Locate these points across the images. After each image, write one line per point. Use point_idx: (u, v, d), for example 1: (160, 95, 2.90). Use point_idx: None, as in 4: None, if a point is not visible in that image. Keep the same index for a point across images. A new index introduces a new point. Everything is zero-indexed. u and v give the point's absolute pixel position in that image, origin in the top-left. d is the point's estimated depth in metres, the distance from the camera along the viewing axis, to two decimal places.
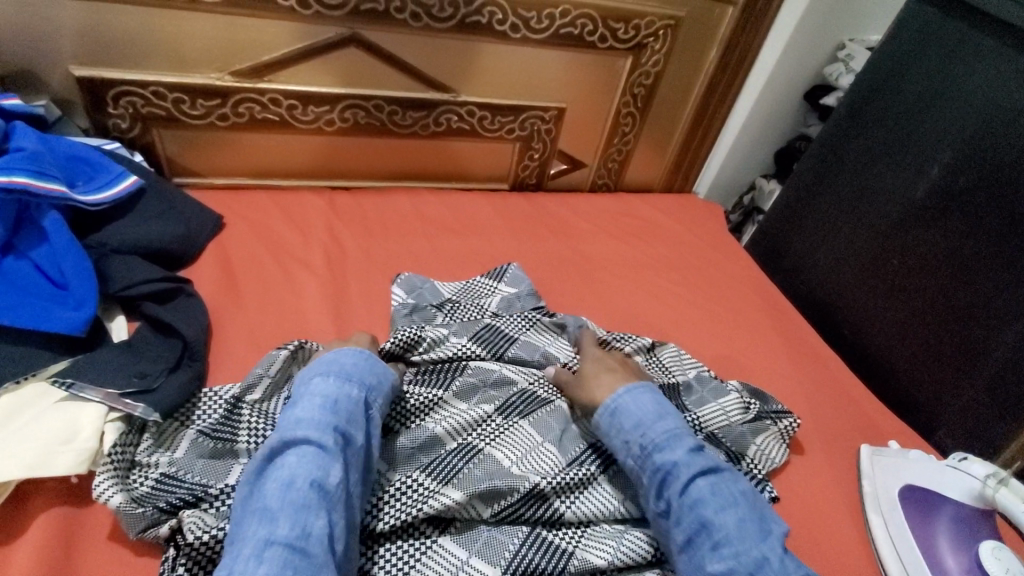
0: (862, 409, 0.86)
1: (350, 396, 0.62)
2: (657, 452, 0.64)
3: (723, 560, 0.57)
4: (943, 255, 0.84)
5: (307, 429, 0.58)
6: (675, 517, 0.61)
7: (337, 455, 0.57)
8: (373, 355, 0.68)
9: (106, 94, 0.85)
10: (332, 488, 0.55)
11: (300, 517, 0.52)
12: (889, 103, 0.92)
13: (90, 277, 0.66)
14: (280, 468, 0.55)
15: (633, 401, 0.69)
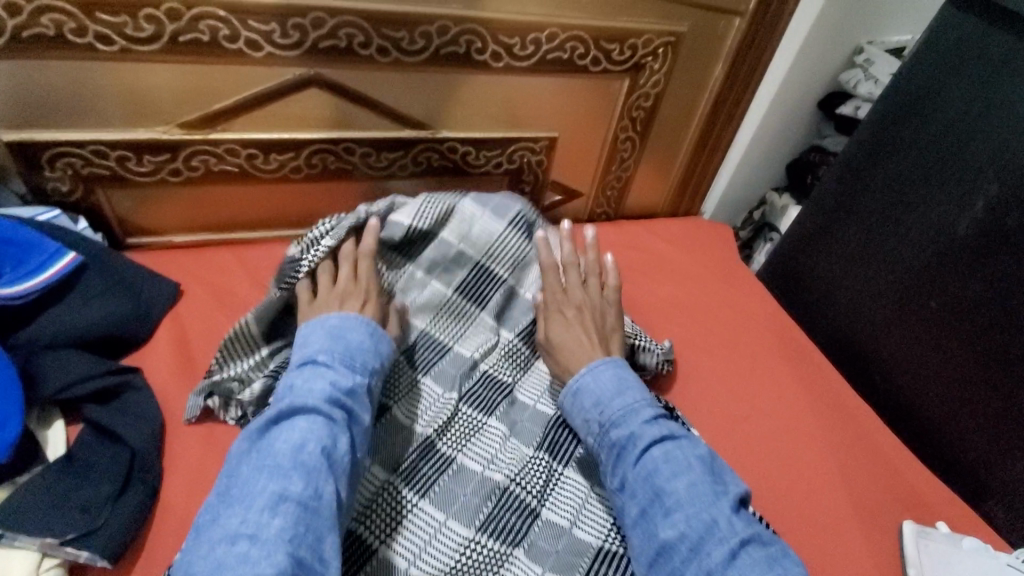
0: (902, 475, 0.77)
1: (356, 381, 0.63)
2: (614, 427, 0.68)
3: (675, 525, 0.59)
4: (993, 302, 0.73)
5: (315, 400, 0.58)
6: (631, 488, 0.63)
7: (344, 426, 0.58)
8: (376, 327, 0.69)
9: (40, 157, 0.76)
10: (336, 460, 0.55)
11: (314, 477, 0.53)
12: (925, 123, 0.81)
13: (13, 392, 0.58)
14: (283, 434, 0.56)
15: (593, 380, 0.72)
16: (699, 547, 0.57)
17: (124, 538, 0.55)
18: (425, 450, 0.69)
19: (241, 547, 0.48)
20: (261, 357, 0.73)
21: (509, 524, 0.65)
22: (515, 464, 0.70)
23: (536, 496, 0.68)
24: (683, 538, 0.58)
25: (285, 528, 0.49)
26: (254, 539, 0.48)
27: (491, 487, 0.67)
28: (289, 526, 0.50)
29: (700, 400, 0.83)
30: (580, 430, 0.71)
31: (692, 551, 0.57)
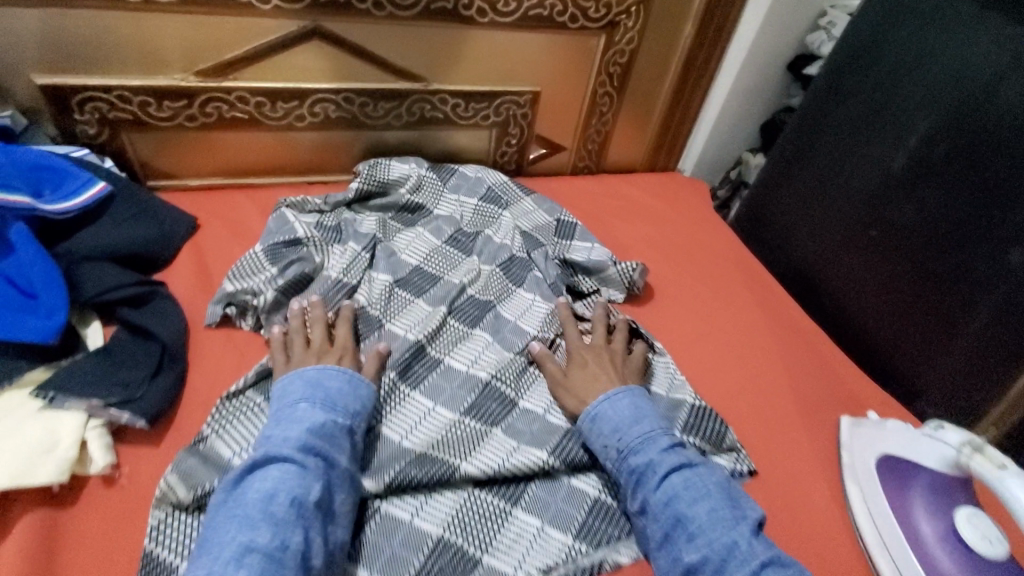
0: (844, 383, 0.86)
1: (335, 424, 0.63)
2: (633, 455, 0.65)
3: (698, 548, 0.58)
4: (923, 224, 0.82)
5: (290, 449, 0.58)
6: (651, 513, 0.62)
7: (318, 474, 0.57)
8: (355, 373, 0.69)
9: (71, 100, 0.85)
10: (311, 507, 0.55)
11: (281, 529, 0.52)
12: (869, 70, 0.89)
13: (59, 285, 0.67)
14: (256, 485, 0.56)
15: (610, 408, 0.70)
16: (723, 571, 0.56)
17: (159, 408, 0.64)
18: (414, 350, 0.78)
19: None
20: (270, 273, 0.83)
21: (489, 408, 0.74)
22: (497, 362, 0.80)
23: (517, 389, 0.77)
24: (706, 561, 0.57)
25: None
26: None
27: (477, 383, 0.77)
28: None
29: (666, 325, 0.93)
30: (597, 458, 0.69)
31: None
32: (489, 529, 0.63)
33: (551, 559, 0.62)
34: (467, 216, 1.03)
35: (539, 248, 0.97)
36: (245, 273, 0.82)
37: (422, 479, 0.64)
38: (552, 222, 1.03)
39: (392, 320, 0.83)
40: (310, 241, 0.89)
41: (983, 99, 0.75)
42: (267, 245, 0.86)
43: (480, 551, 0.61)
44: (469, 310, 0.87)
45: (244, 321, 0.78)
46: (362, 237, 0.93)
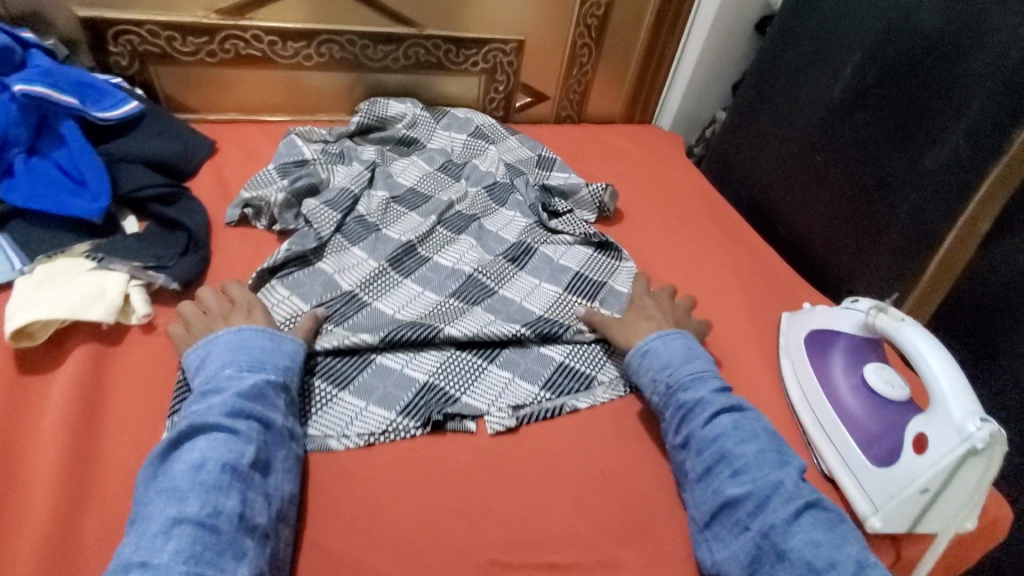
0: (788, 289, 0.97)
1: (267, 383, 0.61)
2: (681, 390, 0.68)
3: (742, 484, 0.59)
4: (856, 145, 0.93)
5: (216, 415, 0.56)
6: (695, 447, 0.64)
7: (250, 438, 0.56)
8: (278, 332, 0.67)
9: (107, 33, 0.96)
10: (245, 469, 0.54)
11: (212, 494, 0.51)
12: (814, 12, 1.00)
13: (103, 174, 0.78)
14: (189, 452, 0.54)
15: (663, 345, 0.73)
16: (766, 505, 0.58)
17: (190, 278, 0.76)
18: (407, 247, 0.89)
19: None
20: (280, 182, 0.94)
21: (471, 294, 0.85)
22: (479, 259, 0.91)
23: (496, 281, 0.88)
24: (749, 495, 0.58)
25: (179, 552, 0.47)
26: (147, 566, 0.46)
27: (461, 275, 0.88)
28: (185, 546, 0.48)
29: (634, 241, 1.04)
30: (642, 391, 0.72)
31: (758, 510, 0.58)
32: (467, 378, 0.74)
33: (520, 401, 0.72)
34: (458, 150, 1.14)
35: (521, 177, 1.08)
36: (260, 183, 0.93)
37: (410, 336, 0.74)
38: (534, 156, 1.14)
39: (388, 226, 0.93)
40: (315, 161, 1.00)
41: (900, 27, 0.85)
42: (278, 163, 0.97)
43: (459, 393, 0.72)
44: (456, 221, 0.98)
45: (259, 222, 0.89)
46: (362, 161, 1.04)
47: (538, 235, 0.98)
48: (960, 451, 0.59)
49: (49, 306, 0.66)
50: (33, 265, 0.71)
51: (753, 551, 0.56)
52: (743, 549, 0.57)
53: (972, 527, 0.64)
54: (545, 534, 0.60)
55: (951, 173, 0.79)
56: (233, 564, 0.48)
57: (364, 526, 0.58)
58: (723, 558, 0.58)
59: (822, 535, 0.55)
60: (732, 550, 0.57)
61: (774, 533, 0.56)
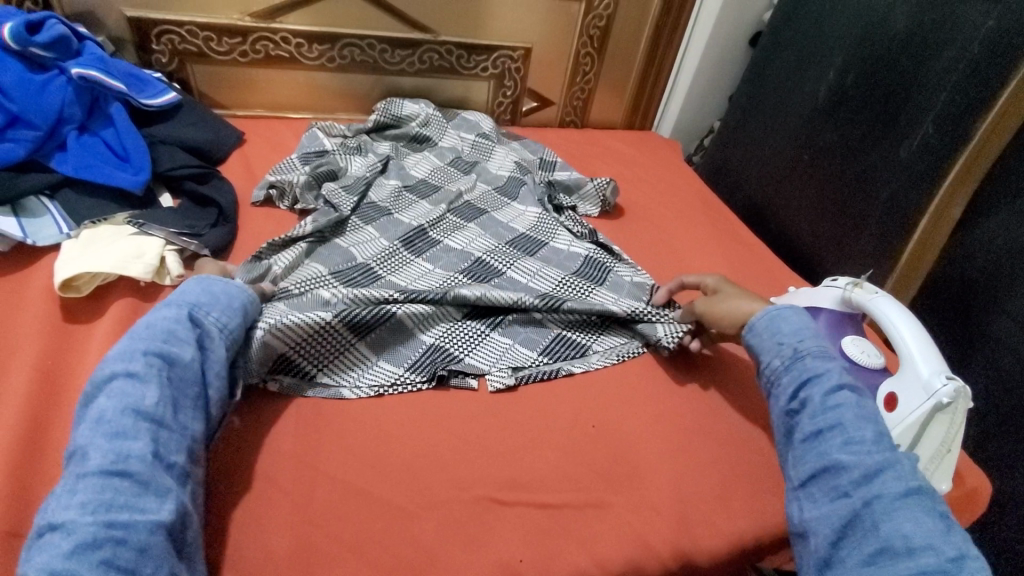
0: (777, 277, 1.03)
1: (171, 320, 0.59)
2: (810, 357, 0.64)
3: (853, 453, 0.56)
4: (839, 141, 0.99)
5: (114, 364, 0.54)
6: (809, 411, 0.60)
7: (150, 377, 0.53)
8: (206, 278, 0.66)
9: (151, 32, 1.06)
10: (152, 410, 0.52)
11: (117, 441, 0.49)
12: (800, 21, 1.08)
13: (144, 152, 0.86)
14: (92, 407, 0.52)
15: (795, 315, 0.68)
16: (875, 477, 0.54)
17: (222, 245, 0.84)
18: (418, 230, 0.95)
19: (44, 536, 0.44)
20: (301, 168, 1.02)
21: (477, 273, 0.90)
22: (487, 245, 0.96)
23: (504, 263, 0.93)
24: (858, 465, 0.55)
25: (87, 503, 0.45)
26: (55, 525, 0.44)
27: (469, 256, 0.93)
28: (93, 497, 0.45)
29: (632, 232, 1.10)
30: (761, 354, 0.68)
31: (863, 480, 0.54)
32: (470, 341, 0.79)
33: (519, 364, 0.77)
34: (467, 146, 1.21)
35: (528, 174, 1.14)
36: (284, 169, 1.01)
37: (426, 296, 0.79)
38: (537, 159, 1.20)
39: (399, 212, 0.99)
40: (334, 152, 1.07)
41: (875, 33, 0.93)
42: (300, 152, 1.05)
43: (462, 353, 0.77)
44: (464, 210, 1.04)
45: (283, 203, 0.97)
46: (376, 154, 1.12)
47: (543, 223, 1.04)
48: (927, 406, 0.63)
49: (95, 261, 0.73)
50: (80, 229, 0.78)
51: (849, 516, 0.53)
52: (837, 513, 0.54)
53: (949, 489, 0.66)
54: (539, 476, 0.65)
55: (927, 157, 0.86)
56: (155, 504, 0.47)
57: (372, 462, 0.63)
58: (812, 518, 0.56)
59: (928, 518, 0.51)
60: (824, 512, 0.55)
61: (877, 504, 0.52)
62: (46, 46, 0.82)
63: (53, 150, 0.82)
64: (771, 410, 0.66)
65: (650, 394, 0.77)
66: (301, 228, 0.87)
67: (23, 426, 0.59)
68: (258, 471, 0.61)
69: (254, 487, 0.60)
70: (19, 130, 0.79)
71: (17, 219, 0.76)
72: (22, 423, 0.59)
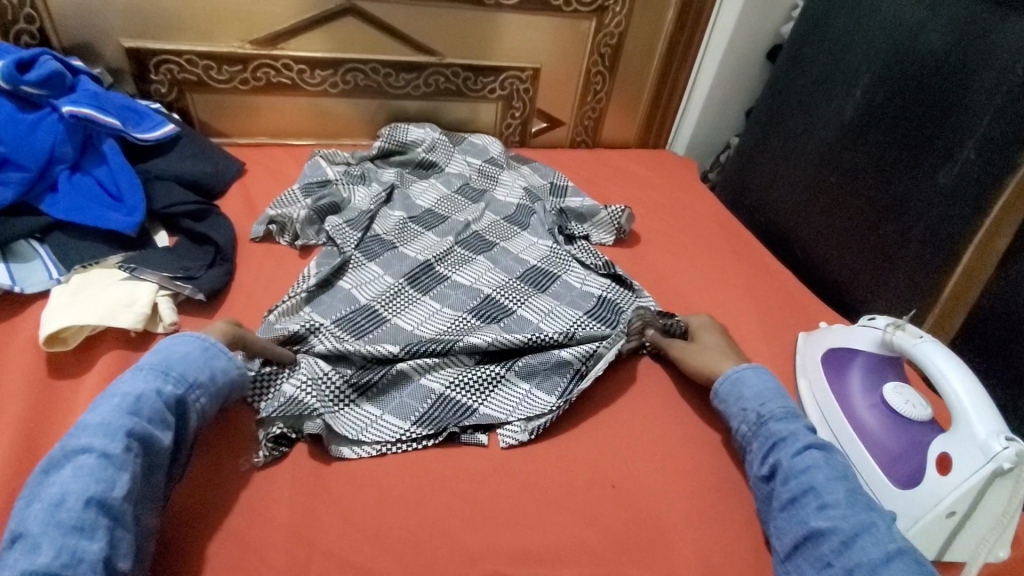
0: (808, 310, 0.97)
1: (159, 395, 0.55)
2: (774, 421, 0.66)
3: (829, 518, 0.56)
4: (870, 164, 0.94)
5: (90, 437, 0.50)
6: (781, 477, 0.61)
7: (125, 463, 0.50)
8: (213, 340, 0.62)
9: (150, 62, 1.03)
10: (116, 504, 0.48)
11: (71, 537, 0.45)
12: (825, 34, 1.02)
13: (139, 191, 0.82)
14: (52, 483, 0.48)
15: (753, 374, 0.71)
16: (853, 542, 0.54)
17: (217, 287, 0.79)
18: (425, 266, 0.90)
19: None
20: (303, 201, 0.97)
21: (489, 313, 0.85)
22: (497, 281, 0.91)
23: (515, 301, 0.88)
24: (836, 531, 0.55)
25: None
26: None
27: (479, 293, 0.88)
28: None
29: (649, 261, 1.04)
30: (729, 419, 0.70)
31: (844, 547, 0.54)
32: (482, 388, 0.74)
33: (538, 413, 0.71)
34: (474, 172, 1.16)
35: (539, 202, 1.09)
36: (284, 202, 0.97)
37: (431, 346, 0.75)
38: (546, 184, 1.15)
39: (405, 245, 0.95)
40: (337, 181, 1.03)
41: (908, 49, 0.88)
42: (302, 183, 1.01)
43: (476, 403, 0.72)
44: (473, 241, 0.99)
45: (283, 238, 0.93)
46: (381, 183, 1.07)
47: (557, 253, 0.99)
48: (985, 471, 0.57)
49: (83, 312, 0.69)
50: (70, 274, 0.75)
51: None
52: None
53: (1007, 557, 0.60)
54: (555, 545, 0.60)
55: (971, 184, 0.80)
56: None
57: (374, 532, 0.59)
58: None
59: None
60: None
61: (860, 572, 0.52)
62: (37, 83, 0.78)
63: (43, 192, 0.78)
64: (747, 475, 0.67)
65: (672, 447, 0.71)
66: (310, 271, 0.85)
67: (4, 496, 0.55)
68: (251, 544, 0.57)
69: (248, 563, 0.55)
70: (7, 172, 0.75)
71: (5, 265, 0.73)
72: (4, 492, 0.56)
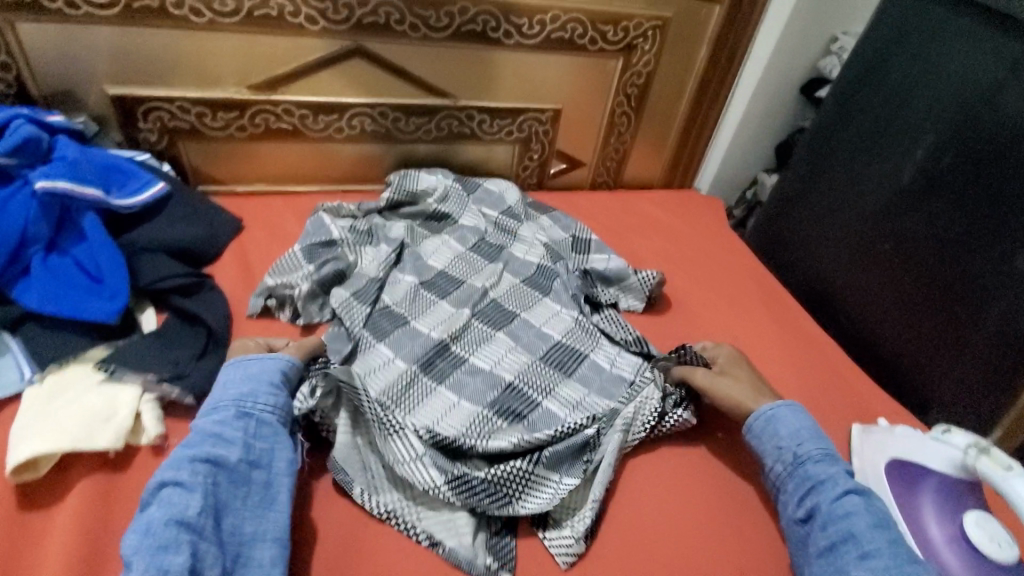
0: (861, 392, 0.88)
1: (228, 431, 0.61)
2: (811, 463, 0.67)
3: (871, 569, 0.57)
4: (932, 234, 0.85)
5: (169, 471, 0.56)
6: (820, 522, 0.63)
7: (200, 489, 0.55)
8: (268, 378, 0.67)
9: (138, 110, 0.94)
10: (194, 523, 0.53)
11: (161, 554, 0.50)
12: (878, 86, 0.93)
13: (122, 271, 0.73)
14: (142, 516, 0.53)
15: (787, 414, 0.72)
16: None
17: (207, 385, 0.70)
18: (439, 348, 0.82)
19: None
20: (307, 269, 0.88)
21: (514, 408, 0.77)
22: (517, 365, 0.82)
23: (540, 392, 0.79)
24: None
25: None
26: None
27: (500, 382, 0.80)
28: None
29: (683, 331, 0.96)
30: (764, 457, 0.71)
31: None
32: (518, 484, 0.68)
33: (576, 513, 0.68)
34: (491, 227, 1.06)
35: (560, 260, 1.00)
36: (285, 267, 0.88)
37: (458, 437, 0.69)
38: (569, 238, 1.06)
39: (417, 318, 0.87)
40: (344, 241, 0.94)
41: (981, 114, 0.79)
42: (305, 244, 0.92)
43: (513, 500, 0.67)
44: (490, 313, 0.90)
45: (282, 313, 0.84)
46: (389, 241, 0.98)
47: (584, 326, 0.90)
48: None
49: (55, 432, 0.60)
50: (43, 373, 0.67)
51: None
52: None
53: None
54: None
55: None
56: None
57: None
58: None
59: None
60: None
61: None
62: (7, 153, 0.71)
63: (16, 276, 0.70)
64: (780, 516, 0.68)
65: None
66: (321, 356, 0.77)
67: None
68: None
69: None
70: None
71: None
72: None
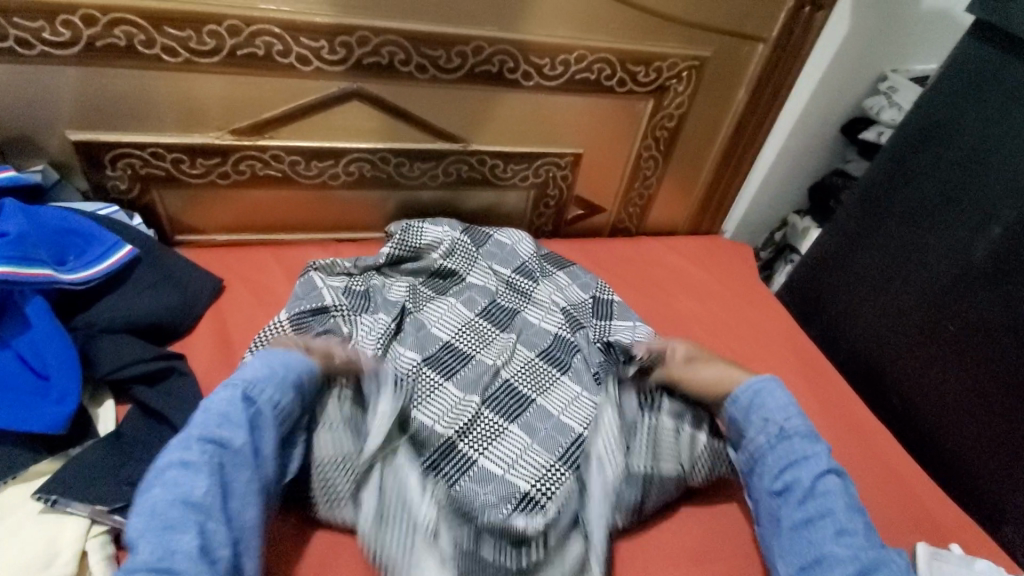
0: (919, 498, 0.78)
1: (234, 410, 0.63)
2: (796, 437, 0.72)
3: (846, 546, 0.63)
4: (1008, 323, 0.75)
5: (176, 452, 0.59)
6: (798, 497, 0.67)
7: (202, 466, 0.58)
8: (278, 358, 0.68)
9: (105, 157, 0.82)
10: (198, 501, 0.56)
11: (170, 531, 0.54)
12: (947, 147, 0.82)
13: (75, 370, 0.63)
14: (147, 495, 0.57)
15: (771, 390, 0.76)
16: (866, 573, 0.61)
17: None
18: (444, 447, 0.72)
19: None
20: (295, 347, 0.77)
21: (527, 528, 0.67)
22: (535, 472, 0.72)
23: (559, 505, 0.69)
24: (851, 560, 0.62)
25: None
26: None
27: (514, 494, 0.69)
28: None
29: None
30: (747, 430, 0.75)
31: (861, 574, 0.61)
32: None
33: None
34: (503, 288, 0.95)
35: (581, 330, 0.89)
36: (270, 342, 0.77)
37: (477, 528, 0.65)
38: (588, 301, 0.95)
39: (419, 408, 0.75)
40: (338, 309, 0.83)
41: None
42: (293, 313, 0.80)
43: None
44: (503, 400, 0.79)
45: None
46: (389, 307, 0.86)
47: None
48: None
49: None
50: None
51: None
52: None
53: None
54: None
55: None
56: None
57: None
58: None
59: None
60: None
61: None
62: None
63: None
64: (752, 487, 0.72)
65: None
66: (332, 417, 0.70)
67: None
68: None
69: None
70: None
71: None
72: None
